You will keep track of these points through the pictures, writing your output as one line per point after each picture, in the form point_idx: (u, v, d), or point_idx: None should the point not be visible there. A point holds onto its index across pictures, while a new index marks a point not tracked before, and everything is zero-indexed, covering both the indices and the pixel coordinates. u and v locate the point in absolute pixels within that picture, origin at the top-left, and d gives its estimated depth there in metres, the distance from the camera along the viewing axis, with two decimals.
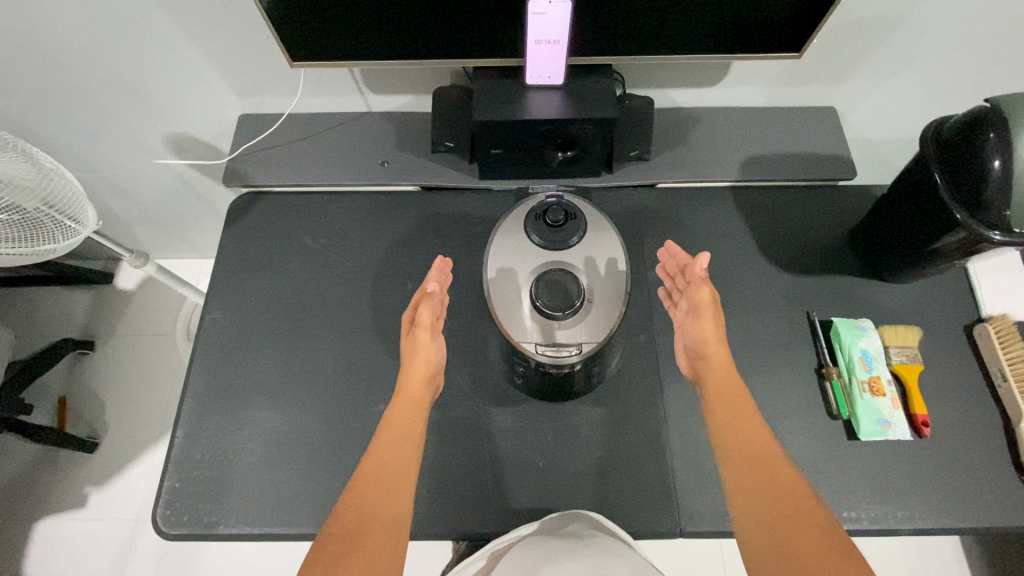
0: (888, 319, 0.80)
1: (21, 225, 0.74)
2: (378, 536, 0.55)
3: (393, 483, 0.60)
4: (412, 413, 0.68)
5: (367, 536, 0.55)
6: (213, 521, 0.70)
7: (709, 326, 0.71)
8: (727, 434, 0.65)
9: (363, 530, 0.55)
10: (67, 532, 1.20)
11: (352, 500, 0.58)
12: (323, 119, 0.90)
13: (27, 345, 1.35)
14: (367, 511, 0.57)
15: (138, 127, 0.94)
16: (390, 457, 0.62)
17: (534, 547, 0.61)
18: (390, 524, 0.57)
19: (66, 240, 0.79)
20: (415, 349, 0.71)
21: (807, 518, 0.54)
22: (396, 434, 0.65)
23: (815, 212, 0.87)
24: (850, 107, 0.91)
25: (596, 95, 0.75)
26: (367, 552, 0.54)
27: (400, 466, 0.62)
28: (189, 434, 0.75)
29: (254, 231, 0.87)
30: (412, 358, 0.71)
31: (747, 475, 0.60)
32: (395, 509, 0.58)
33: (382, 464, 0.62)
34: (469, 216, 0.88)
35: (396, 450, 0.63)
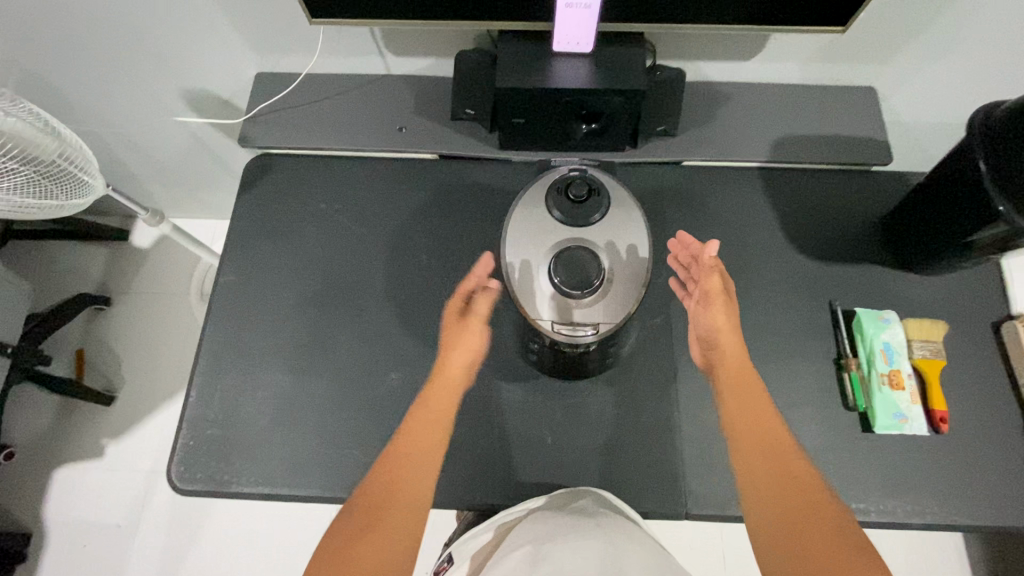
0: (913, 312, 0.78)
1: (46, 177, 0.74)
2: (396, 516, 0.58)
3: (413, 465, 0.62)
4: (447, 396, 0.69)
5: (385, 518, 0.58)
6: (225, 479, 0.71)
7: (721, 316, 0.70)
8: (748, 424, 0.63)
9: (381, 510, 0.58)
10: (84, 479, 1.24)
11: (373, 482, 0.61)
12: (340, 81, 0.88)
13: (45, 297, 1.37)
14: (385, 493, 0.60)
15: (154, 82, 0.93)
16: (410, 439, 0.64)
17: (542, 522, 0.61)
18: (409, 505, 0.59)
19: (80, 189, 0.79)
20: (459, 331, 0.74)
21: (826, 523, 0.54)
22: (422, 417, 0.67)
23: (845, 198, 0.84)
24: (891, 89, 0.86)
25: (625, 65, 0.72)
26: (385, 532, 0.57)
27: (421, 448, 0.64)
28: (202, 393, 0.75)
29: (268, 193, 0.86)
30: (455, 340, 0.74)
31: (766, 470, 0.59)
32: (413, 491, 0.60)
33: (405, 447, 0.64)
34: (487, 187, 0.86)
35: (418, 433, 0.65)
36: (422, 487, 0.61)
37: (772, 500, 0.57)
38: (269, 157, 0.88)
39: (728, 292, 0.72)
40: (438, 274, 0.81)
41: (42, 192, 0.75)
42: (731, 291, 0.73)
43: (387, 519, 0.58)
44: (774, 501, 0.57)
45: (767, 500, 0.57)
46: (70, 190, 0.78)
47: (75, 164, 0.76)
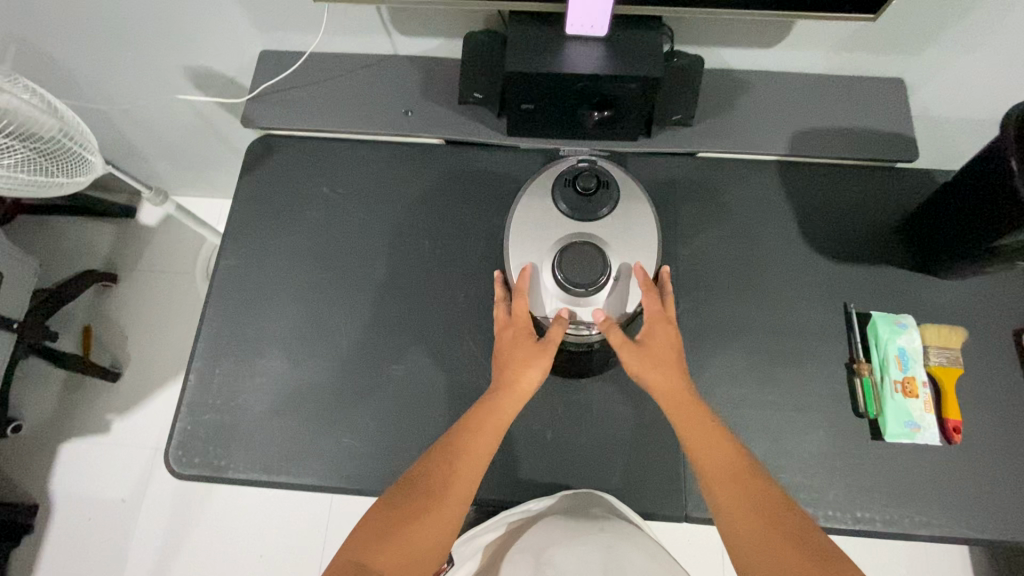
0: (931, 317, 0.75)
1: (52, 154, 0.73)
2: (426, 527, 0.55)
3: (457, 478, 0.57)
4: (507, 416, 0.60)
5: (411, 526, 0.55)
6: (222, 465, 0.71)
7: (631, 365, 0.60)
8: (722, 450, 0.57)
9: (413, 519, 0.55)
10: (90, 454, 1.26)
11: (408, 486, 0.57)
12: (346, 61, 0.85)
13: (53, 272, 1.38)
14: (421, 500, 0.56)
15: (157, 58, 0.90)
16: (457, 447, 0.59)
17: (553, 534, 0.68)
18: (444, 517, 0.56)
19: (87, 165, 0.78)
20: (526, 358, 0.60)
21: (803, 557, 0.51)
22: (476, 430, 0.59)
23: (865, 196, 0.81)
24: (921, 82, 0.82)
25: (641, 51, 0.69)
26: (412, 544, 0.54)
27: (468, 458, 0.58)
28: (200, 378, 0.75)
29: (271, 176, 0.84)
30: (523, 364, 0.60)
31: (741, 499, 0.55)
32: (451, 505, 0.57)
33: (460, 446, 0.59)
34: (494, 174, 0.83)
35: (467, 445, 0.59)
36: (460, 502, 0.57)
37: (742, 530, 0.54)
38: (272, 139, 0.86)
39: (645, 336, 0.60)
40: (440, 264, 0.79)
41: (51, 171, 0.75)
42: (653, 331, 0.60)
43: (418, 528, 0.55)
44: (747, 531, 0.54)
45: (737, 528, 0.54)
46: (69, 167, 0.76)
47: (77, 141, 0.75)
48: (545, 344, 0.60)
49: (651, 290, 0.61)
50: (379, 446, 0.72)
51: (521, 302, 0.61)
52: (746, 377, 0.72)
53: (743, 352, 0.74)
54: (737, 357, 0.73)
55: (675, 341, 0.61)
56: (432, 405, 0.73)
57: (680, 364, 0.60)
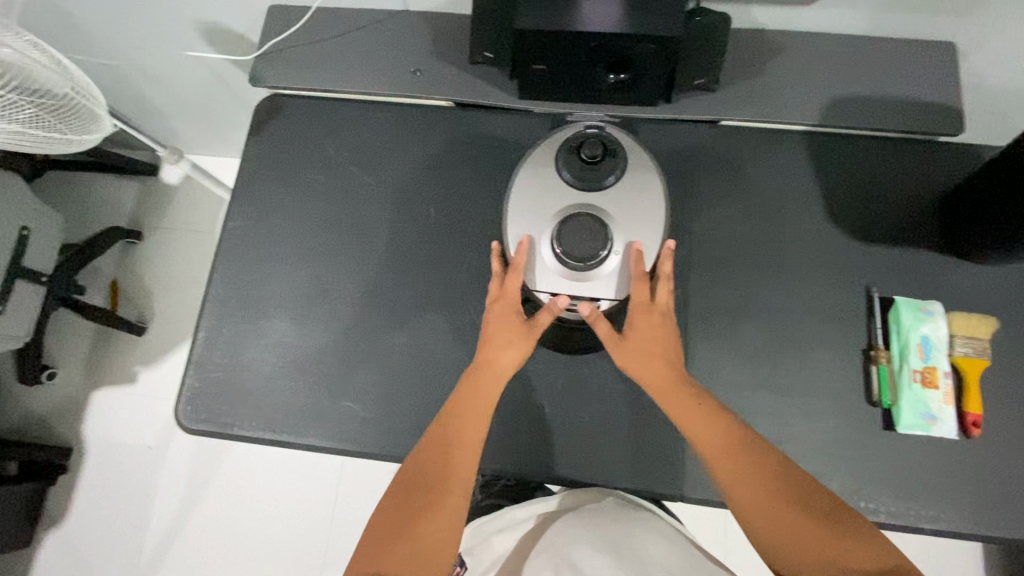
0: (961, 305, 0.70)
1: (68, 111, 0.75)
2: (433, 521, 0.56)
3: (455, 466, 0.58)
4: (489, 398, 0.60)
5: (419, 523, 0.56)
6: (228, 422, 0.73)
7: (630, 359, 0.58)
8: (717, 435, 0.55)
9: (420, 516, 0.56)
10: (119, 402, 1.33)
11: (405, 484, 0.58)
12: (353, 17, 0.82)
13: (80, 227, 1.42)
14: (423, 496, 0.57)
15: (166, 12, 0.89)
16: (449, 435, 0.59)
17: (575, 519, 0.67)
18: (448, 508, 0.57)
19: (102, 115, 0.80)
20: (513, 336, 0.60)
21: (829, 536, 0.50)
22: (466, 417, 0.59)
23: (900, 171, 0.75)
24: (974, 46, 0.74)
25: (662, 6, 0.64)
26: (424, 541, 0.55)
27: (461, 444, 0.59)
28: (208, 336, 0.76)
29: (277, 137, 0.83)
30: (509, 348, 0.60)
31: (749, 478, 0.53)
32: (451, 494, 0.57)
33: (446, 436, 0.59)
34: (503, 139, 0.80)
35: (461, 433, 0.59)
36: (462, 490, 0.58)
37: (767, 521, 0.52)
38: (280, 99, 0.85)
39: (628, 329, 0.59)
40: (444, 231, 0.78)
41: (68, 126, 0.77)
42: (635, 323, 0.59)
43: (425, 524, 0.56)
44: (761, 517, 0.52)
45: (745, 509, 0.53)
46: (76, 122, 0.77)
47: (85, 96, 0.76)
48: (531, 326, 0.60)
49: (639, 276, 0.59)
50: (378, 411, 0.73)
51: (514, 278, 0.60)
52: (753, 358, 0.70)
53: (753, 333, 0.71)
54: (747, 338, 0.71)
55: (660, 331, 0.59)
56: (432, 374, 0.73)
57: (665, 354, 0.59)
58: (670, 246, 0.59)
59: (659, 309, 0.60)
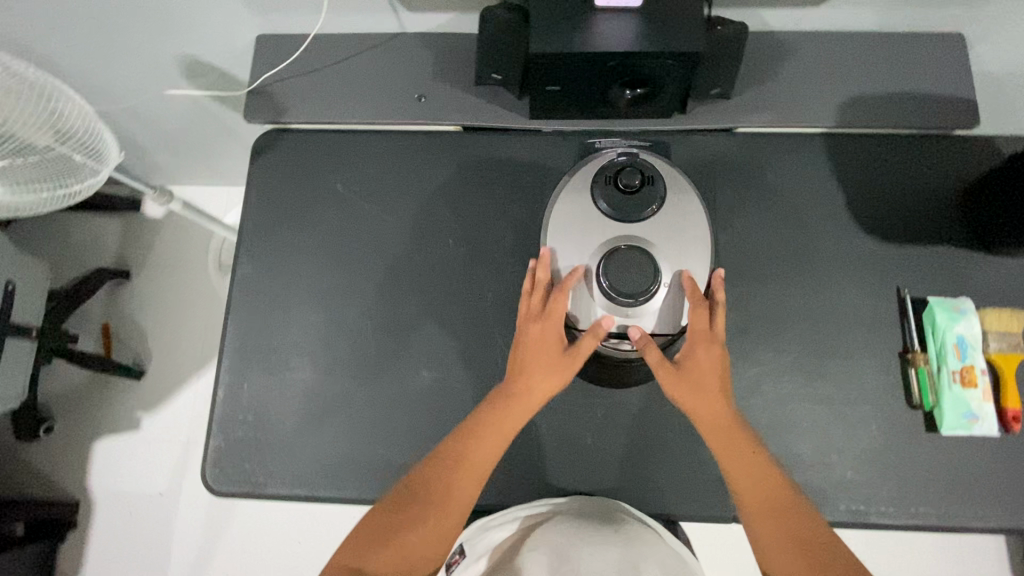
0: (990, 300, 0.71)
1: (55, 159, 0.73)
2: (422, 534, 0.57)
3: (456, 487, 0.59)
4: (513, 424, 0.60)
5: (407, 534, 0.57)
6: (260, 481, 0.70)
7: (684, 393, 0.58)
8: (760, 480, 0.57)
9: (411, 525, 0.58)
10: (125, 450, 1.28)
11: (406, 492, 0.59)
12: (349, 43, 0.78)
13: (63, 270, 1.35)
14: (418, 507, 0.58)
15: (146, 48, 0.84)
16: (465, 449, 0.59)
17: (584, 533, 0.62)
18: (439, 524, 0.58)
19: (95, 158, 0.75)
20: (548, 365, 0.60)
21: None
22: (486, 435, 0.59)
23: (920, 167, 0.75)
24: (984, 36, 0.74)
25: (680, 21, 0.62)
26: (409, 549, 0.57)
27: (472, 463, 0.59)
28: (228, 392, 0.73)
29: (280, 174, 0.79)
30: (543, 376, 0.59)
31: (754, 497, 0.57)
32: (452, 510, 0.58)
33: (464, 451, 0.59)
34: (518, 161, 0.78)
35: (475, 451, 0.59)
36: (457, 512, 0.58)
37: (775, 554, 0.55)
38: (278, 133, 0.81)
39: (686, 360, 0.58)
40: (465, 262, 0.75)
41: (62, 170, 0.75)
42: (696, 356, 0.58)
43: (414, 534, 0.57)
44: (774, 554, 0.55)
45: (754, 530, 0.56)
46: (69, 167, 0.75)
47: (76, 145, 0.73)
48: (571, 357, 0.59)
49: (696, 303, 0.59)
50: (416, 455, 0.70)
51: (559, 299, 0.59)
52: (792, 370, 0.69)
53: (789, 345, 0.70)
54: (784, 350, 0.70)
55: (718, 362, 0.59)
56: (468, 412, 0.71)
57: (721, 386, 0.59)
58: (723, 275, 0.59)
59: (718, 342, 0.59)
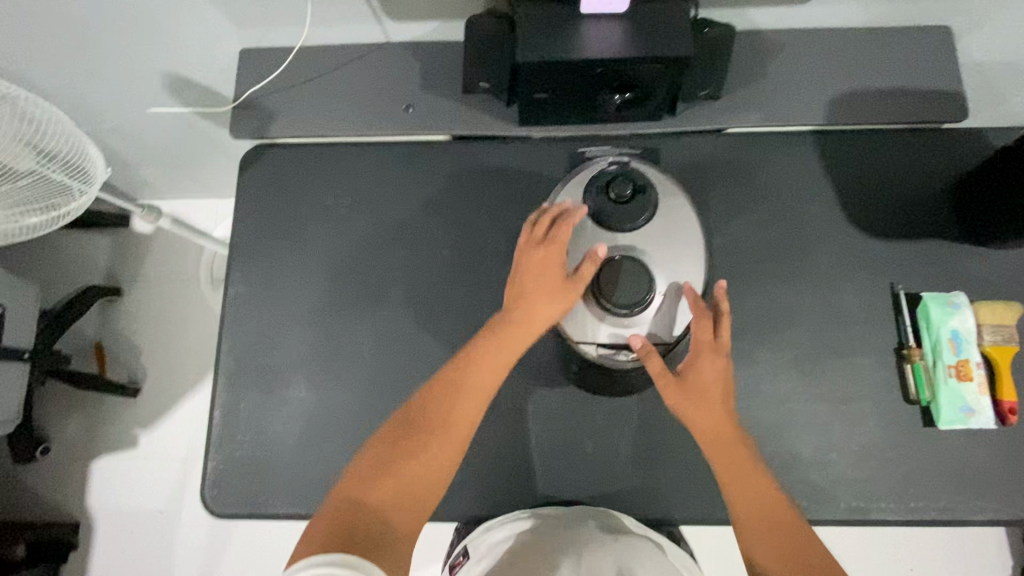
0: (982, 293, 0.71)
1: (39, 182, 0.74)
2: (425, 464, 0.55)
3: (457, 413, 0.57)
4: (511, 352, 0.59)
5: (406, 463, 0.55)
6: (260, 501, 0.70)
7: (685, 400, 0.60)
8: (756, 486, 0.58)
9: (414, 456, 0.55)
10: (122, 469, 1.27)
11: (406, 423, 0.57)
12: (335, 55, 0.78)
13: (54, 289, 1.34)
14: (421, 436, 0.56)
15: (127, 66, 0.83)
16: (463, 378, 0.58)
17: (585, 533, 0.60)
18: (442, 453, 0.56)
19: (79, 176, 0.77)
20: (549, 290, 0.59)
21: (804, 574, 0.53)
22: (485, 359, 0.59)
23: (909, 161, 0.75)
24: (970, 29, 0.74)
25: (666, 25, 0.62)
26: (413, 481, 0.55)
27: (472, 392, 0.58)
28: (224, 413, 0.72)
29: (269, 189, 0.79)
30: (546, 301, 0.59)
31: (745, 495, 0.57)
32: (450, 439, 0.57)
33: (464, 377, 0.59)
34: (508, 168, 0.77)
35: (473, 380, 0.58)
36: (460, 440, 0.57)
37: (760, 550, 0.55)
38: (266, 148, 0.80)
39: (690, 370, 0.60)
40: (460, 273, 0.75)
41: (49, 193, 0.76)
42: (700, 366, 0.60)
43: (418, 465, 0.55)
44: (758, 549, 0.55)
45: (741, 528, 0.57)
46: (55, 189, 0.76)
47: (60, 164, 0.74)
48: (572, 284, 0.59)
49: (700, 316, 0.59)
50: None
51: (563, 227, 0.60)
52: (790, 370, 0.70)
53: (786, 345, 0.70)
54: (781, 350, 0.70)
55: (721, 372, 0.60)
56: None
57: (725, 397, 0.60)
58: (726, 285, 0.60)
59: (722, 353, 0.60)
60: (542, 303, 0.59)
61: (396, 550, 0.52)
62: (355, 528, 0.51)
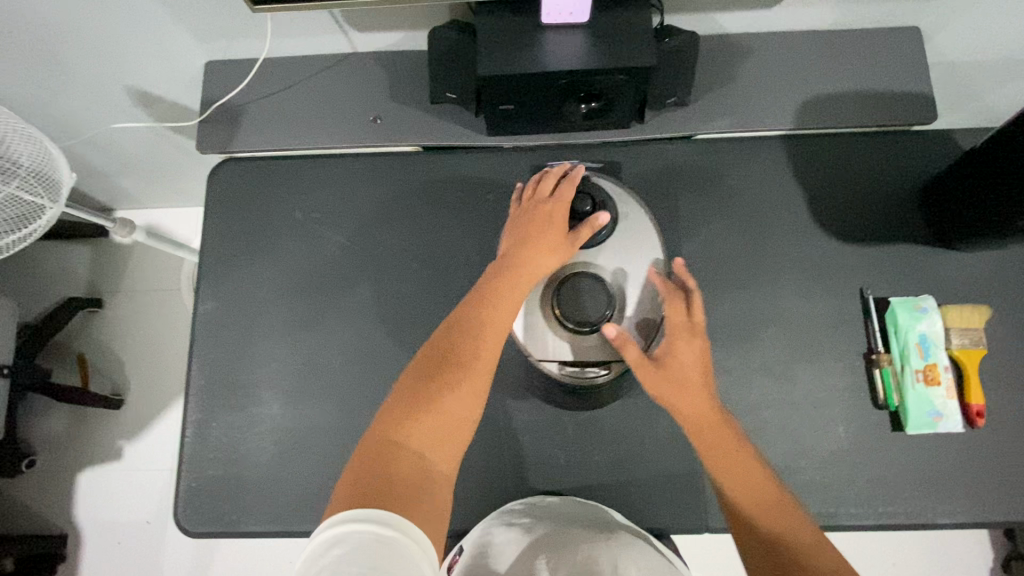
0: (952, 296, 0.71)
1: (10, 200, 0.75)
2: (457, 402, 0.52)
3: (483, 348, 0.55)
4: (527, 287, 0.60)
5: (441, 397, 0.52)
6: (234, 519, 0.70)
7: (669, 383, 0.59)
8: (747, 463, 0.57)
9: (443, 394, 0.52)
10: (108, 480, 1.27)
11: (432, 363, 0.54)
12: (300, 67, 0.77)
13: (34, 302, 1.33)
14: (450, 373, 0.53)
15: (92, 81, 0.82)
16: (484, 315, 0.57)
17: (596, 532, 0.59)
18: (471, 391, 0.53)
19: (45, 185, 0.76)
20: (557, 235, 0.62)
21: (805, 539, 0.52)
22: (506, 293, 0.59)
23: (879, 164, 0.75)
24: (940, 31, 0.73)
25: (628, 34, 0.62)
26: (447, 418, 0.51)
27: (494, 325, 0.56)
28: (197, 431, 0.72)
29: (238, 204, 0.78)
30: (555, 245, 0.62)
31: (737, 472, 0.56)
32: (480, 371, 0.54)
33: (487, 313, 0.57)
34: (478, 179, 0.77)
35: (494, 313, 0.57)
36: (488, 376, 0.54)
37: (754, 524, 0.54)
38: (235, 162, 0.80)
39: (668, 355, 0.60)
40: (431, 285, 0.75)
41: (24, 209, 0.76)
42: (676, 350, 0.61)
43: (451, 402, 0.52)
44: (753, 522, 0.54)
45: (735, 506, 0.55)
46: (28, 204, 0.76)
47: (26, 174, 0.74)
48: (575, 233, 0.63)
49: (671, 300, 0.62)
50: None
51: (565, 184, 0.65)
52: (761, 378, 0.70)
53: (757, 352, 0.70)
54: (752, 358, 0.70)
55: (698, 353, 0.61)
56: None
57: (705, 378, 0.60)
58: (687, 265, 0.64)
59: (696, 335, 0.62)
60: (554, 246, 0.62)
61: (435, 490, 0.48)
62: (391, 472, 0.47)
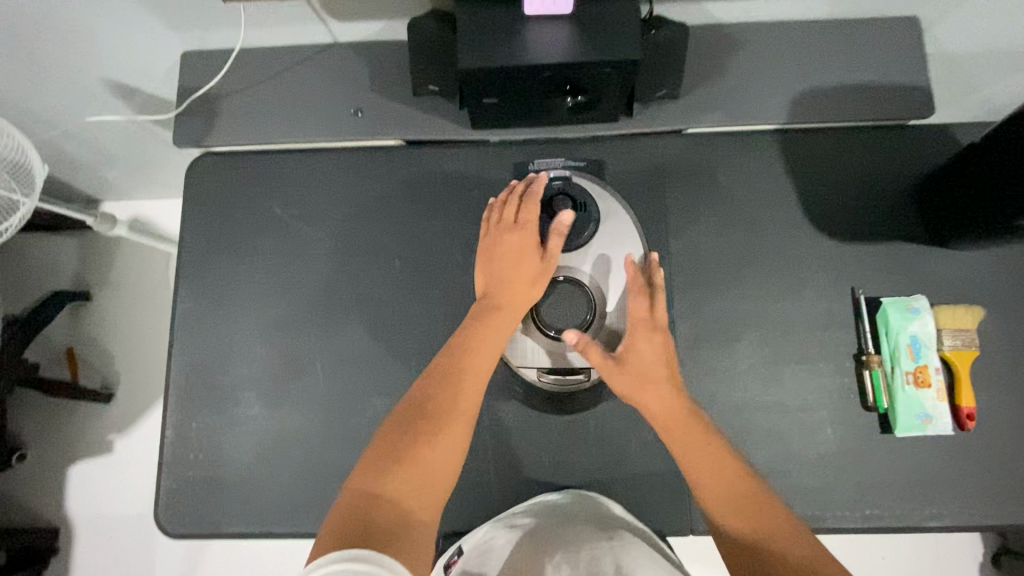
0: (945, 296, 0.70)
1: None
2: (438, 454, 0.52)
3: (461, 397, 0.55)
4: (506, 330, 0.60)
5: (421, 448, 0.51)
6: (215, 521, 0.70)
7: (631, 381, 0.59)
8: (719, 461, 0.55)
9: (422, 445, 0.52)
10: (98, 474, 1.27)
11: (408, 415, 0.53)
12: (279, 58, 0.74)
13: (21, 295, 1.32)
14: (429, 425, 0.53)
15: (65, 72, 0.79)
16: (461, 366, 0.57)
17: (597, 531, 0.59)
18: (452, 443, 0.53)
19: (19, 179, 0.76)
20: (529, 270, 0.62)
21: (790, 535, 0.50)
22: (483, 337, 0.59)
23: (874, 160, 0.73)
24: (940, 21, 0.71)
25: (614, 25, 0.59)
26: (429, 469, 0.51)
27: (472, 372, 0.57)
28: (177, 432, 0.72)
29: (217, 200, 0.76)
30: (528, 281, 0.62)
31: (709, 472, 0.55)
32: (459, 421, 0.54)
33: (464, 360, 0.57)
34: (462, 175, 0.75)
35: (471, 361, 0.57)
36: (467, 426, 0.54)
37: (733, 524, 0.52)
38: (213, 157, 0.78)
39: (627, 351, 0.60)
40: (414, 284, 0.73)
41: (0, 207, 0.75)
42: (638, 345, 0.60)
43: (431, 452, 0.51)
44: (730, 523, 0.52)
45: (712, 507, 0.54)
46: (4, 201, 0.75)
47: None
48: (546, 260, 0.63)
49: (637, 295, 0.62)
50: None
51: (530, 210, 0.65)
52: (748, 379, 0.69)
53: (745, 353, 0.69)
54: (740, 359, 0.69)
55: (661, 348, 0.60)
56: None
57: (669, 375, 0.59)
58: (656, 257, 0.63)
59: (660, 329, 0.61)
60: (527, 282, 0.62)
61: (416, 541, 0.47)
62: (370, 523, 0.46)
